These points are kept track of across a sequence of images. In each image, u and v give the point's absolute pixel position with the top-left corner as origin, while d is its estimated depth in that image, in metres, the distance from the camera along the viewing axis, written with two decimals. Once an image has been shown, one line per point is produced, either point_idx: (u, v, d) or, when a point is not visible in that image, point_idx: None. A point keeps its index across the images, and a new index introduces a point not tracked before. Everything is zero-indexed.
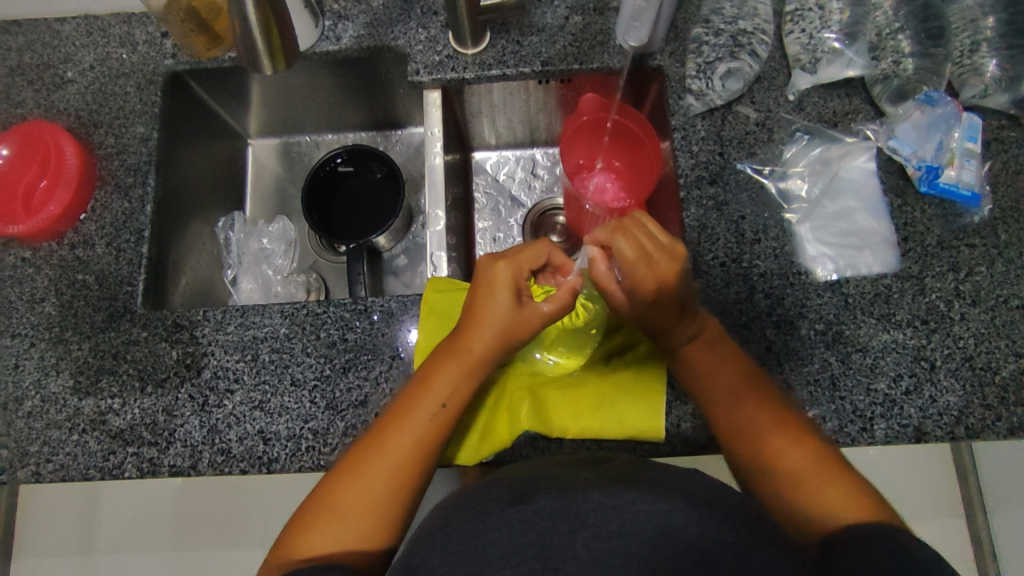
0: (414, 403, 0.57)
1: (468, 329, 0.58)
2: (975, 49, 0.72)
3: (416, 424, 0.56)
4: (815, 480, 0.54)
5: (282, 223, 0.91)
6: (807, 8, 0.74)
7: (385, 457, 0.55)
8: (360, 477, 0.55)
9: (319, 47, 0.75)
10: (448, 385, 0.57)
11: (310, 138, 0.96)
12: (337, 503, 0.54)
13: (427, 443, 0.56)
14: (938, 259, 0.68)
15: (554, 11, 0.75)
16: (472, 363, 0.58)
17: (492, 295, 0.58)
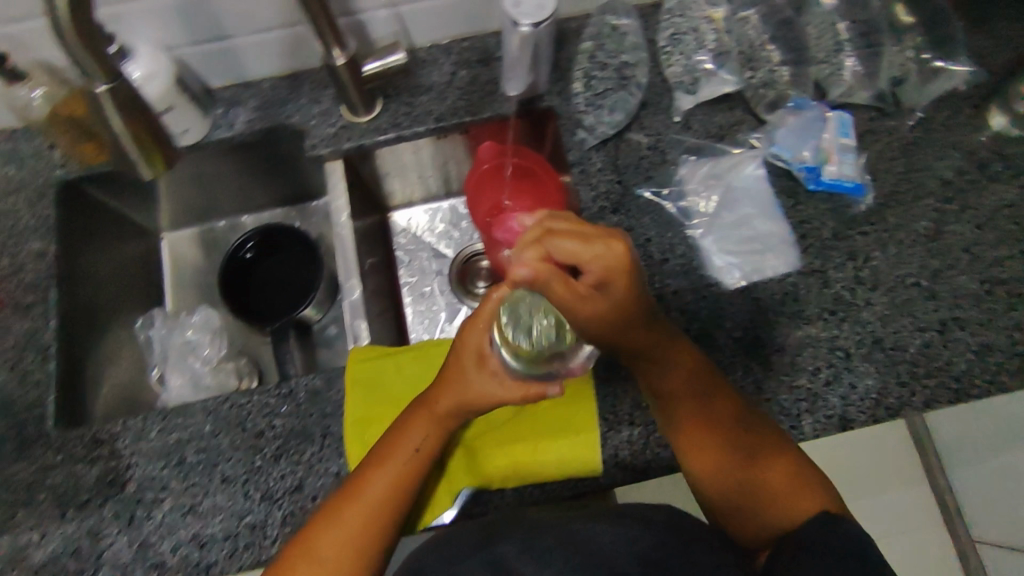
0: (387, 460, 0.57)
1: (434, 393, 0.58)
2: (835, 52, 0.77)
3: (381, 485, 0.56)
4: (781, 491, 0.55)
5: (204, 313, 0.90)
6: (683, 30, 0.79)
7: (356, 507, 0.55)
8: (333, 528, 0.54)
9: (213, 135, 0.75)
10: (429, 424, 0.58)
11: (225, 222, 0.95)
12: (312, 553, 0.53)
13: (397, 498, 0.56)
14: (836, 250, 0.71)
15: (440, 69, 0.77)
16: (456, 414, 0.58)
17: (490, 353, 0.57)
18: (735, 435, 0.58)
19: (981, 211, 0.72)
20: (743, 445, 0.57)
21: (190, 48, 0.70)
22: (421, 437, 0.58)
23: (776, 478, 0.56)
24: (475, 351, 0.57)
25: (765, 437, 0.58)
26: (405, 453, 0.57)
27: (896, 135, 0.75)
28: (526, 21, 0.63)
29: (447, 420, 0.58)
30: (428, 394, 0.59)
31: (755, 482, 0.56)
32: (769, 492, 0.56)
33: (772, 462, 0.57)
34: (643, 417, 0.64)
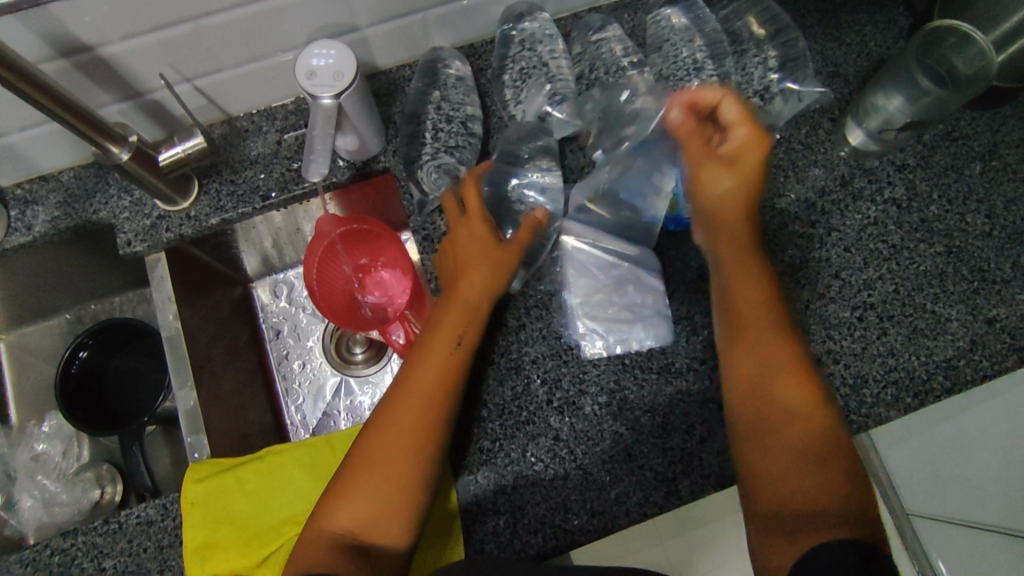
0: (408, 391, 0.56)
1: (427, 338, 0.59)
2: (685, 77, 0.72)
3: (393, 427, 0.55)
4: (804, 460, 0.50)
5: (55, 419, 0.82)
6: (534, 65, 0.71)
7: (401, 421, 0.55)
8: (382, 450, 0.55)
9: (9, 242, 0.67)
10: (450, 331, 0.59)
11: (72, 314, 0.87)
12: (360, 473, 0.54)
13: (421, 422, 0.55)
14: (702, 293, 0.68)
15: (263, 139, 0.70)
16: (469, 307, 0.59)
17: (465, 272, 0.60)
18: (773, 378, 0.54)
19: (847, 232, 0.70)
20: (762, 394, 0.54)
21: None
22: (450, 334, 0.58)
23: (765, 449, 0.51)
24: (480, 247, 0.61)
25: (797, 387, 0.54)
26: (433, 348, 0.58)
27: None
28: (325, 92, 0.57)
29: (472, 313, 0.59)
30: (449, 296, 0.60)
31: (767, 444, 0.52)
32: (799, 461, 0.50)
33: (806, 424, 0.52)
34: (508, 505, 0.60)
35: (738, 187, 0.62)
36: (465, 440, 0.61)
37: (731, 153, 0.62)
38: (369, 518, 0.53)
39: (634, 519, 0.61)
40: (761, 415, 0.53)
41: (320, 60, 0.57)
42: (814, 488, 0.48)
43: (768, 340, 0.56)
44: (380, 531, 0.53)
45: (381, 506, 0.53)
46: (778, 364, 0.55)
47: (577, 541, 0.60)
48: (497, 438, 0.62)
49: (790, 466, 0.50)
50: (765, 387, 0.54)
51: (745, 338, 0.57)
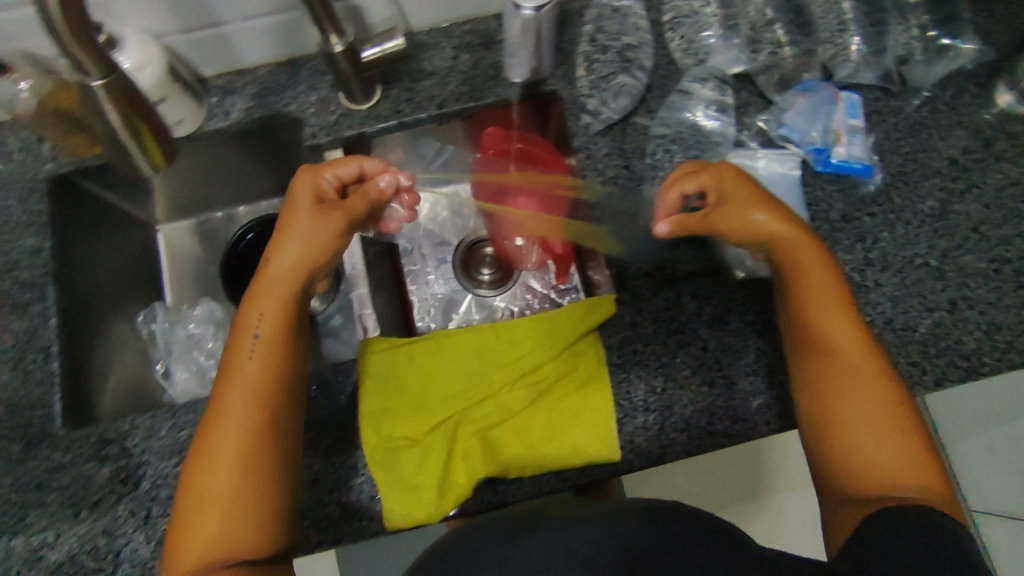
0: (226, 392, 0.53)
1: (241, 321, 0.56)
2: (841, 31, 0.76)
3: (235, 427, 0.52)
4: (888, 445, 0.52)
5: (208, 306, 0.86)
6: (684, 13, 0.76)
7: (222, 438, 0.52)
8: (205, 465, 0.51)
9: (209, 125, 0.73)
10: (259, 321, 0.56)
11: (223, 214, 0.92)
12: (221, 463, 0.51)
13: (262, 424, 0.53)
14: (845, 233, 0.71)
15: (441, 53, 0.75)
16: (275, 289, 0.57)
17: (275, 245, 0.58)
18: (843, 384, 0.55)
19: (987, 190, 0.73)
20: (835, 394, 0.55)
21: (177, 35, 0.68)
22: (267, 320, 0.56)
23: (852, 437, 0.53)
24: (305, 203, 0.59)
25: (869, 383, 0.55)
26: (247, 343, 0.55)
27: (904, 115, 0.75)
28: (528, 4, 0.62)
29: (285, 295, 0.57)
30: (260, 280, 0.57)
31: (850, 437, 0.53)
32: (880, 438, 0.52)
33: (876, 402, 0.54)
34: (657, 404, 0.65)
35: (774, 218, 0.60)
36: (620, 341, 0.67)
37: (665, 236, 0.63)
38: (222, 537, 0.50)
39: (773, 428, 0.65)
40: (841, 424, 0.54)
41: None
42: (896, 471, 0.51)
43: (822, 356, 0.57)
44: (239, 544, 0.50)
45: (231, 516, 0.51)
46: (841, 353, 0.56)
47: (720, 443, 0.65)
48: (650, 342, 0.67)
49: (878, 453, 0.52)
50: (834, 399, 0.55)
51: (806, 361, 0.58)
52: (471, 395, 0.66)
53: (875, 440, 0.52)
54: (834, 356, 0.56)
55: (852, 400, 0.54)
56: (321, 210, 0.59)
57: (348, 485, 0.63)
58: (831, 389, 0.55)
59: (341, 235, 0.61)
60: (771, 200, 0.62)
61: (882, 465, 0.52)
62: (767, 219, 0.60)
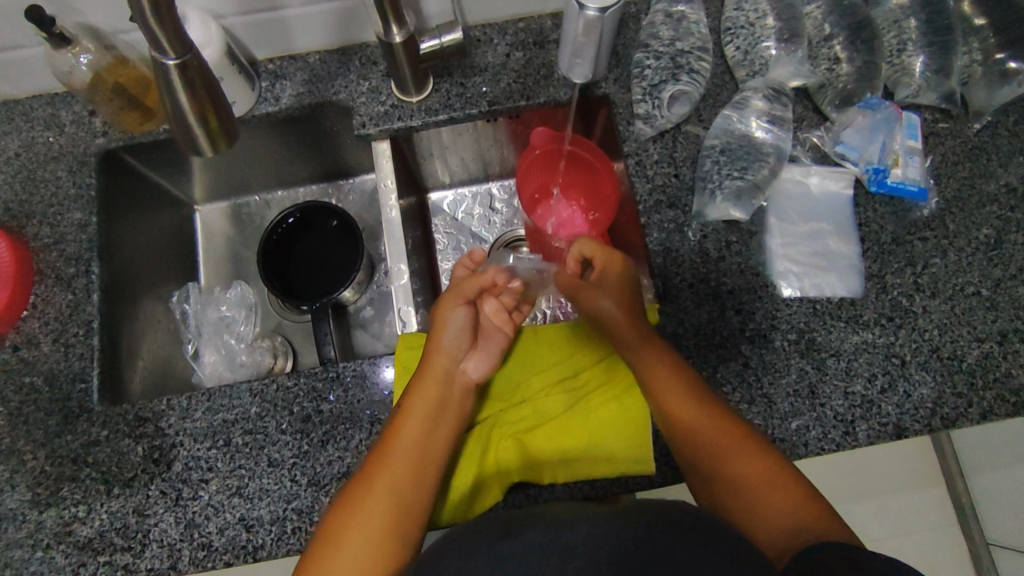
0: (382, 471, 0.57)
1: (410, 391, 0.61)
2: (902, 49, 0.74)
3: (361, 536, 0.54)
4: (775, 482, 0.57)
5: (240, 288, 0.86)
6: (739, 24, 0.74)
7: (372, 503, 0.56)
8: (349, 538, 0.54)
9: (258, 110, 0.73)
10: (422, 424, 0.59)
11: (259, 197, 0.91)
12: (337, 550, 0.54)
13: (402, 497, 0.56)
14: (894, 256, 0.70)
15: (494, 50, 0.74)
16: (435, 398, 0.61)
17: (432, 365, 0.63)
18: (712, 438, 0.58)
19: None
20: (703, 445, 0.59)
21: (238, 18, 0.68)
22: (426, 391, 0.61)
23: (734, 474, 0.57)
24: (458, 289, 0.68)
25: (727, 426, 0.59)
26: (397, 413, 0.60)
27: (960, 139, 0.74)
28: (591, 4, 0.59)
29: (442, 370, 0.63)
30: (421, 364, 0.63)
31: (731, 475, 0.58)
32: (757, 478, 0.57)
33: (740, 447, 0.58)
34: None
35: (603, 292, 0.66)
36: None
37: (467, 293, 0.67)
38: None
39: (811, 451, 0.64)
40: (714, 471, 0.58)
41: None
42: (778, 507, 0.56)
43: (687, 413, 0.59)
44: None
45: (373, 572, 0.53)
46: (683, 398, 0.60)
47: None
48: (690, 355, 0.66)
49: (758, 487, 0.57)
50: (710, 454, 0.58)
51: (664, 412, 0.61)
52: (511, 396, 0.67)
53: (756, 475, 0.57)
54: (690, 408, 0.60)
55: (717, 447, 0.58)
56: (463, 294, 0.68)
57: None
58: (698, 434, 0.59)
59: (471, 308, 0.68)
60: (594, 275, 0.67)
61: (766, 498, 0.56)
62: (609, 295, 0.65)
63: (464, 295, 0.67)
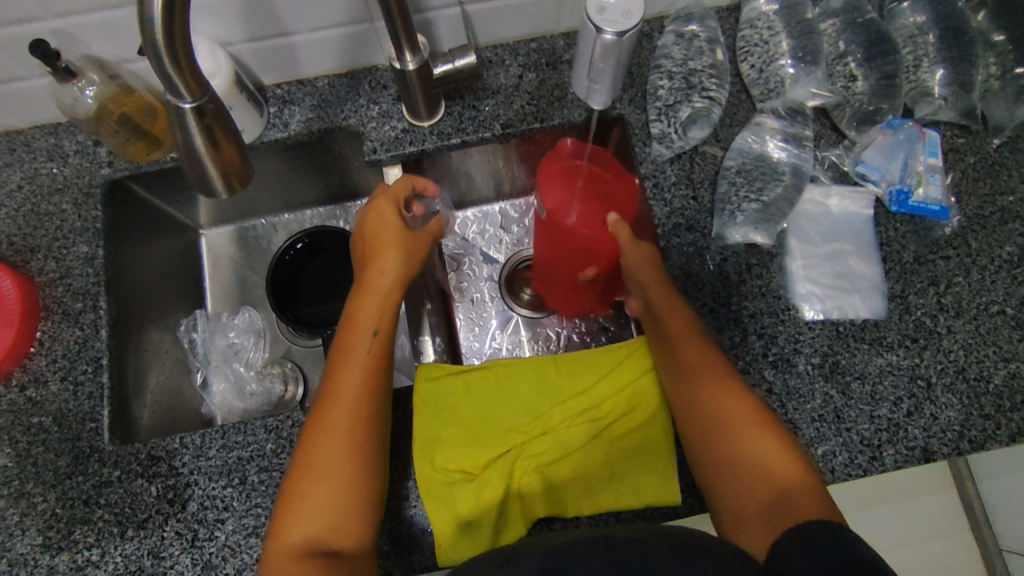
0: (334, 402, 0.57)
1: (353, 323, 0.60)
2: (919, 65, 0.73)
3: (333, 440, 0.55)
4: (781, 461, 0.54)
5: (248, 314, 0.84)
6: (753, 43, 0.74)
7: (326, 438, 0.55)
8: (311, 476, 0.54)
9: (266, 137, 0.71)
10: (371, 316, 0.60)
11: (266, 221, 0.89)
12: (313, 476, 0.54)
13: (354, 427, 0.56)
14: (917, 275, 0.69)
15: (506, 71, 0.73)
16: (381, 294, 0.62)
17: (376, 259, 0.63)
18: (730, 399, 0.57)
19: None
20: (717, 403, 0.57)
21: (245, 45, 0.67)
22: (366, 315, 0.60)
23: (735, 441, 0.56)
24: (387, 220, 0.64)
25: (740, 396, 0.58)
26: (346, 343, 0.60)
27: (979, 155, 0.73)
28: (609, 29, 0.58)
29: (383, 292, 0.62)
30: (363, 284, 0.62)
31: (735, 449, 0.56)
32: (764, 451, 0.55)
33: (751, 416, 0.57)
34: None
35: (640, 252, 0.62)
36: None
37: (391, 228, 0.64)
38: (329, 524, 0.53)
39: (838, 477, 0.63)
40: (709, 431, 0.58)
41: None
42: (779, 479, 0.53)
43: (700, 378, 0.59)
44: (345, 529, 0.53)
45: (337, 508, 0.54)
46: (706, 366, 0.59)
47: None
48: None
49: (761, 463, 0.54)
50: (729, 430, 0.57)
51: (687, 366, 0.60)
52: (529, 430, 0.64)
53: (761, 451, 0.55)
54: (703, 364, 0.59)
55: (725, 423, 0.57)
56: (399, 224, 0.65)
57: (399, 515, 0.61)
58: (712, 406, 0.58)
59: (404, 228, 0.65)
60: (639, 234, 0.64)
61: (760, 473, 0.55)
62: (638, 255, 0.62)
63: (395, 198, 0.66)
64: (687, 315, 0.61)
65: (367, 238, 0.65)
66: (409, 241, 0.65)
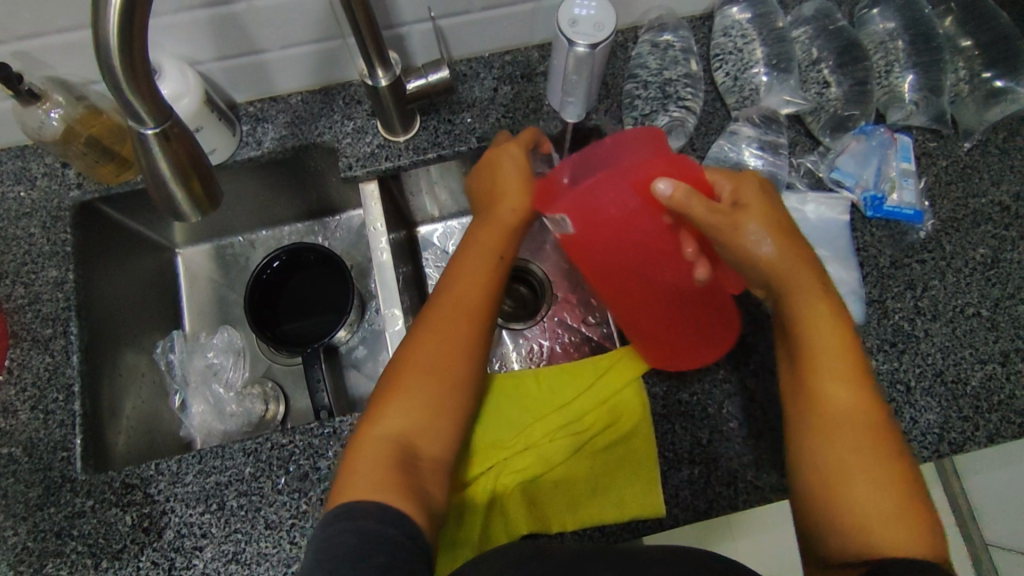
0: (446, 325, 0.57)
1: (472, 249, 0.60)
2: (890, 70, 0.74)
3: (440, 359, 0.55)
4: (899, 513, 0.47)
5: (227, 333, 0.82)
6: (727, 51, 0.74)
7: (425, 365, 0.55)
8: (418, 388, 0.54)
9: (239, 155, 0.71)
10: (497, 251, 0.60)
11: (244, 238, 0.87)
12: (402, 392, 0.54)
13: (452, 367, 0.56)
14: (894, 280, 0.69)
15: (481, 85, 0.73)
16: (505, 227, 0.61)
17: (502, 198, 0.61)
18: (867, 428, 0.50)
19: None
20: (848, 427, 0.50)
21: (215, 63, 0.66)
22: (485, 243, 0.60)
23: (851, 463, 0.49)
24: (513, 159, 0.62)
25: (881, 429, 0.50)
26: (465, 265, 0.60)
27: (952, 159, 0.74)
28: (581, 41, 0.59)
29: (509, 224, 0.61)
30: (491, 207, 0.62)
31: (849, 481, 0.49)
32: (884, 498, 0.48)
33: (883, 454, 0.49)
34: (703, 456, 0.63)
35: (782, 249, 0.54)
36: (665, 391, 0.65)
37: (519, 166, 0.62)
38: (415, 430, 0.53)
39: None
40: (829, 438, 0.51)
41: (583, 10, 0.59)
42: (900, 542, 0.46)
43: (837, 386, 0.52)
44: (429, 443, 0.53)
45: (420, 429, 0.53)
46: (844, 389, 0.52)
47: (766, 498, 0.62)
48: (695, 391, 0.65)
49: (872, 505, 0.47)
50: (843, 441, 0.50)
51: (826, 379, 0.52)
52: (511, 445, 0.63)
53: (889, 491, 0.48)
54: (846, 390, 0.51)
55: (849, 436, 0.50)
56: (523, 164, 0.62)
57: None
58: (842, 413, 0.51)
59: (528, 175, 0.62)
60: (784, 228, 0.55)
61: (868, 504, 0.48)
62: (772, 247, 0.53)
63: (524, 145, 0.63)
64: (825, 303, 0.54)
65: (491, 179, 0.63)
66: (531, 184, 0.62)
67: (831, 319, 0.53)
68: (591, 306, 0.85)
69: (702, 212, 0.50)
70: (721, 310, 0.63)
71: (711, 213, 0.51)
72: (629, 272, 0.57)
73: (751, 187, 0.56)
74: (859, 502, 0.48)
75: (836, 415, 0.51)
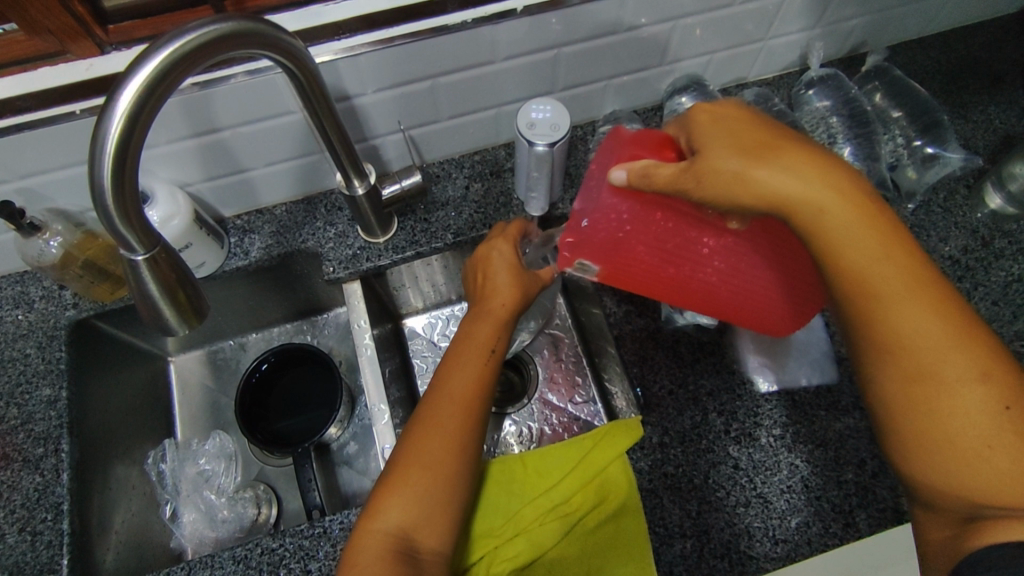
0: (439, 395, 0.59)
1: (469, 333, 0.63)
2: (833, 141, 0.79)
3: (430, 421, 0.58)
4: (1007, 463, 0.44)
5: (218, 438, 0.82)
6: None
7: (424, 430, 0.57)
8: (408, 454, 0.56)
9: (228, 265, 0.75)
10: (488, 338, 0.63)
11: (235, 341, 0.90)
12: (395, 471, 0.56)
13: (439, 425, 0.57)
14: None
15: (454, 184, 0.79)
16: (496, 314, 0.64)
17: (492, 295, 0.65)
18: (944, 361, 0.46)
19: (993, 286, 0.74)
20: (930, 378, 0.47)
21: (204, 183, 0.71)
22: (480, 327, 0.64)
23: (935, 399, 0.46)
24: (502, 257, 0.67)
25: (965, 363, 0.46)
26: (457, 339, 0.64)
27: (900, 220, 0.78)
28: (540, 141, 0.65)
29: (499, 313, 0.64)
30: (484, 300, 0.66)
31: (942, 424, 0.46)
32: (984, 441, 0.45)
33: (979, 399, 0.45)
34: (694, 529, 0.63)
35: (777, 172, 0.49)
36: (650, 465, 0.65)
37: (508, 261, 0.67)
38: (411, 506, 0.54)
39: (817, 549, 0.62)
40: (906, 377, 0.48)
41: (538, 114, 0.66)
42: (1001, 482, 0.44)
43: (900, 315, 0.47)
44: (429, 525, 0.54)
45: (422, 507, 0.54)
46: (905, 318, 0.47)
47: (763, 569, 0.62)
48: (680, 464, 0.65)
49: (983, 461, 0.44)
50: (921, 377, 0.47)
51: (885, 319, 0.48)
52: (500, 533, 0.63)
53: (982, 424, 0.45)
54: (912, 321, 0.47)
55: (925, 369, 0.47)
56: (513, 264, 0.67)
57: None
58: (909, 339, 0.47)
59: (517, 268, 0.67)
60: (769, 147, 0.50)
61: (963, 440, 0.45)
62: (768, 176, 0.49)
63: (512, 245, 0.69)
64: (859, 210, 0.48)
65: (483, 276, 0.68)
66: (523, 282, 0.67)
67: (869, 240, 0.48)
68: (577, 385, 0.87)
69: (666, 177, 0.50)
70: (785, 278, 0.60)
71: (679, 176, 0.50)
72: (680, 261, 0.59)
73: (718, 119, 0.52)
74: (961, 453, 0.45)
75: (900, 348, 0.48)
